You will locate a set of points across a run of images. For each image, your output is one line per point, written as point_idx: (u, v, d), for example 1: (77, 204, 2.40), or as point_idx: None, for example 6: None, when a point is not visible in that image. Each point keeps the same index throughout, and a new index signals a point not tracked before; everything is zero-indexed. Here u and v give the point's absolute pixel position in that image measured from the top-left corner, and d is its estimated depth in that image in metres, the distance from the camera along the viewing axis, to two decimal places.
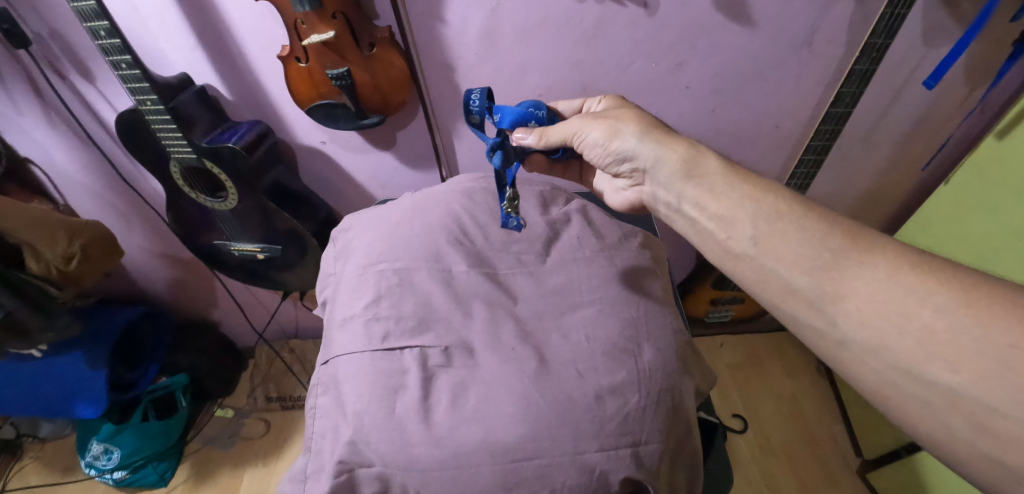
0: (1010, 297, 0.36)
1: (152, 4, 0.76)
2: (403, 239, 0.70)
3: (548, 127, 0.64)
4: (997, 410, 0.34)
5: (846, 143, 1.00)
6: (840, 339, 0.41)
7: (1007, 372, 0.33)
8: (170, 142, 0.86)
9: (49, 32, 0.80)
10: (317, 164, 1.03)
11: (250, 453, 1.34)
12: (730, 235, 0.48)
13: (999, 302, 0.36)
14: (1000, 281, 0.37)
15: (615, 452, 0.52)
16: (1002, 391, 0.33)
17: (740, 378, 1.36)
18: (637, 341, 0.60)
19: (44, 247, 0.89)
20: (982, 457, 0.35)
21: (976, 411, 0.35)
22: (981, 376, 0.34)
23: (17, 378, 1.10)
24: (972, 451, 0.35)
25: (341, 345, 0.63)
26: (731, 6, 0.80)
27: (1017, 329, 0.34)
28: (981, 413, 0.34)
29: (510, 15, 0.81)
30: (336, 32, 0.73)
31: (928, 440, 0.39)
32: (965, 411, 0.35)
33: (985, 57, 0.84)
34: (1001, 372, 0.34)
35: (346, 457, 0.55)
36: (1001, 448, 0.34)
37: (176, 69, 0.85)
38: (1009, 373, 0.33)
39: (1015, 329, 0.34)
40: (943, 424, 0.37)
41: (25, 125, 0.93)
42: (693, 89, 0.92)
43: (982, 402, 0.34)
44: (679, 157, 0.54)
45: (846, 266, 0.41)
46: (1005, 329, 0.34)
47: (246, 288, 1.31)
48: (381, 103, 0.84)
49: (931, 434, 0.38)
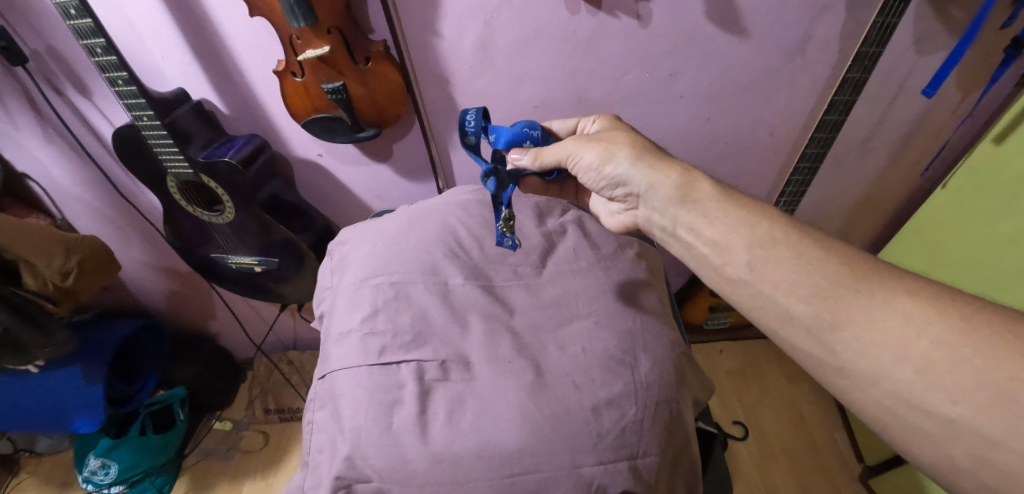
0: (1007, 326, 0.36)
1: (149, 21, 0.77)
2: (400, 252, 0.70)
3: (543, 148, 0.65)
4: (999, 444, 0.34)
5: (841, 150, 1.01)
6: (839, 366, 0.41)
7: (1007, 404, 0.34)
8: (168, 158, 0.86)
9: (46, 49, 0.80)
10: (314, 177, 1.03)
11: (248, 466, 1.33)
12: (726, 261, 0.49)
13: (997, 331, 0.36)
14: (996, 307, 0.37)
15: (613, 465, 0.52)
16: (1003, 424, 0.34)
17: (740, 385, 1.36)
18: (634, 353, 0.60)
19: (41, 264, 0.89)
20: (984, 487, 0.35)
21: (977, 444, 0.35)
22: (981, 408, 0.34)
23: (12, 394, 1.09)
24: (974, 482, 0.36)
25: (338, 360, 0.63)
26: (724, 17, 0.81)
27: (1016, 360, 0.34)
28: (982, 446, 0.35)
29: (505, 28, 0.81)
30: (332, 47, 0.74)
31: (929, 467, 0.39)
32: (966, 443, 0.35)
33: (977, 66, 0.85)
34: (1001, 404, 0.34)
35: (343, 473, 0.54)
36: (1003, 480, 0.34)
37: (172, 84, 0.86)
38: (1009, 405, 0.33)
39: (1015, 361, 0.34)
40: (944, 455, 0.37)
41: (23, 141, 0.93)
42: (687, 99, 0.92)
43: (983, 434, 0.34)
44: (673, 183, 0.54)
45: (843, 294, 0.42)
46: (1005, 360, 0.34)
47: (243, 300, 1.31)
48: (377, 116, 0.84)
49: (932, 463, 0.38)
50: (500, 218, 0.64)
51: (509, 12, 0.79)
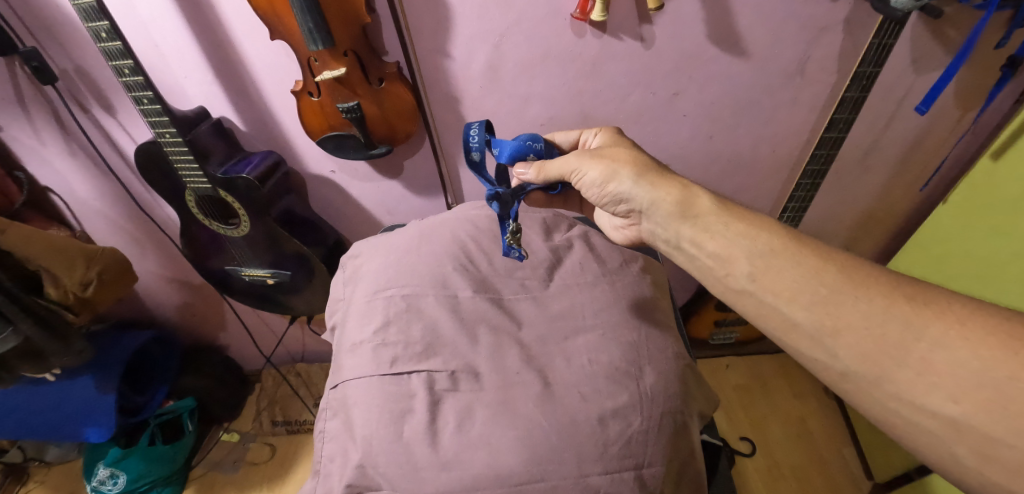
0: (1002, 326, 0.37)
1: (174, 42, 0.81)
2: (411, 265, 0.73)
3: (547, 162, 0.66)
4: (1000, 440, 0.35)
5: (842, 167, 1.03)
6: (842, 370, 0.43)
7: (1006, 401, 0.35)
8: (187, 173, 0.89)
9: (74, 68, 0.84)
10: (327, 192, 1.06)
11: (255, 478, 1.35)
12: (729, 272, 0.51)
13: (994, 332, 0.37)
14: (992, 308, 0.39)
15: (618, 474, 0.53)
16: (1002, 421, 0.35)
17: (746, 400, 1.36)
18: (639, 364, 0.61)
19: (61, 274, 0.92)
20: (989, 483, 0.36)
21: (980, 441, 0.36)
22: (980, 406, 0.36)
23: (27, 403, 1.12)
24: (980, 478, 0.37)
25: (350, 370, 0.65)
26: (724, 38, 0.83)
27: (1011, 359, 0.36)
28: (985, 443, 0.36)
29: (515, 50, 0.85)
30: (348, 68, 0.77)
31: (937, 464, 0.40)
32: (968, 440, 0.37)
33: (974, 83, 0.87)
34: (1000, 402, 0.35)
35: (355, 480, 0.56)
36: (1006, 476, 0.35)
37: (194, 103, 0.89)
38: (1008, 403, 0.35)
39: (1012, 361, 0.36)
40: (950, 453, 0.38)
41: (47, 156, 0.97)
42: (689, 117, 0.95)
43: (984, 432, 0.36)
44: (672, 200, 0.56)
45: (842, 301, 0.43)
46: (1002, 360, 0.36)
47: (254, 313, 1.33)
48: (389, 133, 0.87)
49: (940, 460, 0.40)
50: (507, 231, 0.66)
51: (518, 35, 0.83)
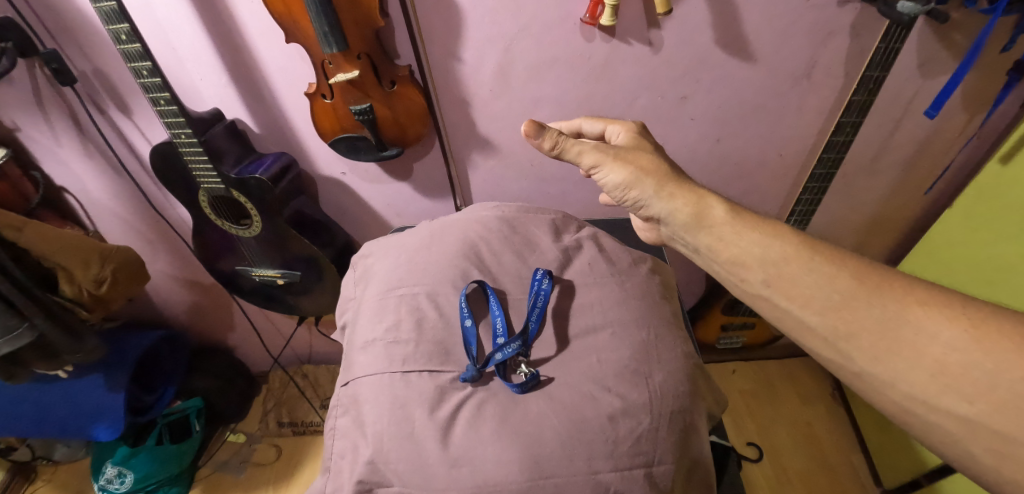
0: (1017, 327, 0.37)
1: (190, 45, 0.83)
2: (425, 266, 0.73)
3: (566, 141, 0.60)
4: (1015, 440, 0.36)
5: (850, 171, 1.03)
6: (857, 371, 0.43)
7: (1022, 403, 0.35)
8: (201, 174, 0.90)
9: (92, 70, 0.86)
10: (337, 193, 1.07)
11: (261, 478, 1.36)
12: (743, 278, 0.51)
13: (1008, 335, 0.37)
14: (1006, 310, 0.39)
15: (629, 472, 0.53)
16: (1017, 421, 0.35)
17: (753, 405, 1.35)
18: (648, 364, 0.61)
19: (77, 272, 0.93)
20: (1007, 481, 0.37)
21: (996, 440, 0.37)
22: (995, 408, 0.36)
23: (35, 401, 1.13)
24: (997, 476, 0.37)
25: (363, 367, 0.65)
26: (731, 42, 0.84)
27: None
28: (999, 442, 0.36)
29: (524, 53, 0.86)
30: (360, 71, 0.78)
31: (949, 461, 0.41)
32: (985, 440, 0.37)
33: (980, 88, 0.87)
34: (1012, 403, 0.36)
35: (366, 477, 0.56)
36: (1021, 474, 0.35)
37: (208, 104, 0.91)
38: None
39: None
40: (967, 451, 0.39)
41: (63, 156, 0.99)
42: (697, 121, 0.96)
43: (999, 431, 0.36)
44: (689, 212, 0.55)
45: (856, 306, 0.44)
46: (1016, 363, 0.36)
47: (262, 313, 1.34)
48: (399, 134, 0.89)
49: (957, 459, 0.40)
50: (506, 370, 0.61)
51: (527, 39, 0.84)
